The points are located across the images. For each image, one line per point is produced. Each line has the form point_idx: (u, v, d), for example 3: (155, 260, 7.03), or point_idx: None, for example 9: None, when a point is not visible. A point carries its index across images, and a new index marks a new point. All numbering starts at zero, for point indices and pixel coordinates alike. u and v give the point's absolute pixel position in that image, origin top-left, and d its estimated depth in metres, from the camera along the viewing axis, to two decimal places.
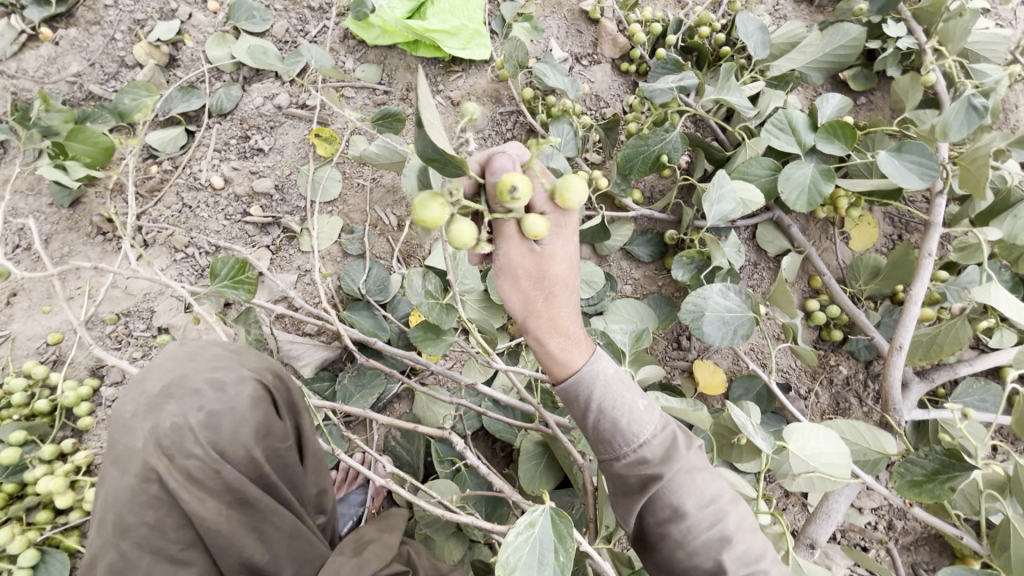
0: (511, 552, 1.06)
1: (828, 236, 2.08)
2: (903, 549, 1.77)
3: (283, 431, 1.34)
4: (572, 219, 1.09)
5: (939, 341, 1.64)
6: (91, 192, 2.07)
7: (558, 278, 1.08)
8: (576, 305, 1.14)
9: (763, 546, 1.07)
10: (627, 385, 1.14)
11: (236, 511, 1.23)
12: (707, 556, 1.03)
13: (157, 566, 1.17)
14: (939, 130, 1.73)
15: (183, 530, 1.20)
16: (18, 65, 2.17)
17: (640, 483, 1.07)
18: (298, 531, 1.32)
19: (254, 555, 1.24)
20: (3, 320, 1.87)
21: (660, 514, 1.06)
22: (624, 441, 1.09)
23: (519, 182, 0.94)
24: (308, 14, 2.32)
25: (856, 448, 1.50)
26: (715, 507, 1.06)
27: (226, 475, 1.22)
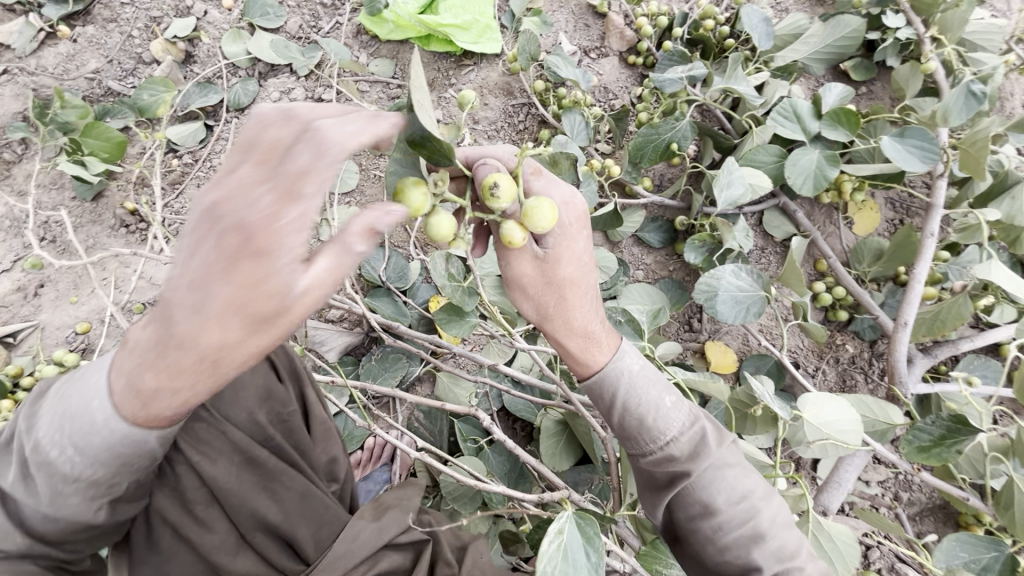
0: (546, 560, 1.01)
1: (832, 221, 2.15)
2: (910, 520, 1.83)
3: (286, 395, 1.44)
4: (576, 217, 1.04)
5: (941, 317, 1.70)
6: (113, 185, 2.12)
7: (568, 279, 1.06)
8: (593, 305, 1.12)
9: (797, 541, 1.08)
10: (652, 381, 1.13)
11: (248, 471, 1.34)
12: (740, 550, 1.04)
13: (181, 523, 1.26)
14: (940, 115, 1.79)
15: (201, 489, 1.29)
16: (38, 63, 2.21)
17: (667, 479, 1.09)
18: (309, 492, 1.42)
19: (270, 513, 1.35)
20: (31, 311, 1.95)
21: (691, 509, 1.07)
22: (649, 438, 1.09)
23: (499, 185, 0.89)
24: (321, 11, 2.37)
25: (865, 420, 1.57)
26: (747, 504, 1.06)
27: (232, 436, 1.31)
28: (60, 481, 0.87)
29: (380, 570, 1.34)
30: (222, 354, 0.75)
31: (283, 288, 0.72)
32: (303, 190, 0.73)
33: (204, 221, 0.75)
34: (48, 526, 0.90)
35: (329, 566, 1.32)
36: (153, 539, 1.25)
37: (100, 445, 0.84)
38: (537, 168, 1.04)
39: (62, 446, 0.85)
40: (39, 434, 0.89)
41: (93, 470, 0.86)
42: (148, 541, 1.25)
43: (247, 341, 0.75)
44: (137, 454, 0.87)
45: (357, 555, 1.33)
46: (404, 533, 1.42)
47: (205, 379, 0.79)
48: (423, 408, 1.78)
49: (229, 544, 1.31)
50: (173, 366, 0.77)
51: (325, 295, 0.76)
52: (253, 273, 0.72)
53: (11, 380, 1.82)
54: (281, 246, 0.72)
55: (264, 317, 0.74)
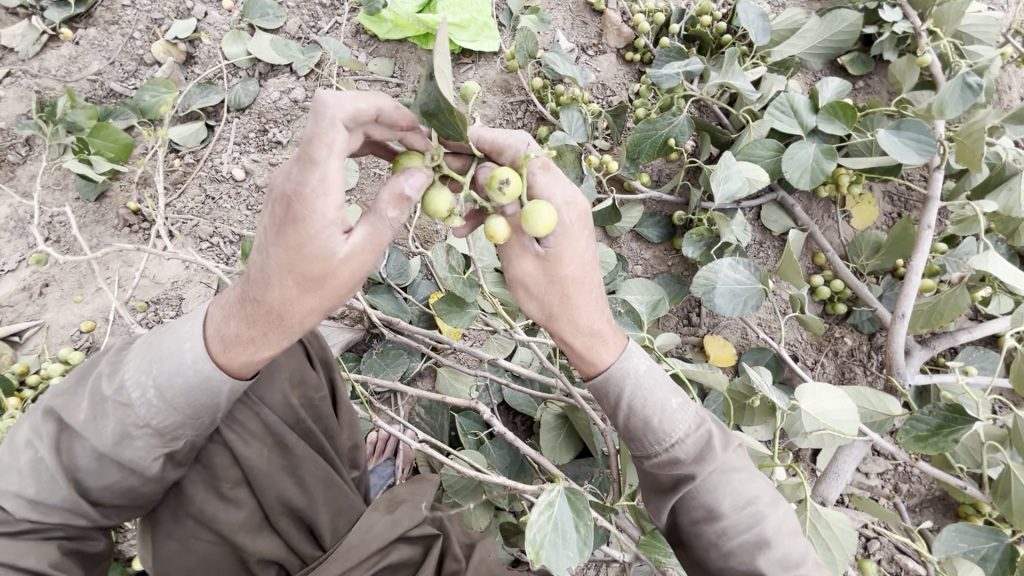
0: (536, 530, 1.03)
1: (830, 215, 2.16)
2: (909, 511, 1.85)
3: (317, 380, 1.50)
4: (578, 216, 1.00)
5: (939, 309, 1.71)
6: (116, 185, 2.14)
7: (570, 279, 1.04)
8: (598, 305, 1.09)
9: (802, 548, 1.08)
10: (659, 382, 1.13)
11: (277, 454, 1.40)
12: (745, 556, 1.04)
13: (211, 501, 1.32)
14: (936, 108, 1.79)
15: (232, 469, 1.34)
16: (41, 65, 2.23)
17: (672, 481, 1.10)
18: (331, 480, 1.46)
19: (294, 497, 1.40)
20: (37, 309, 1.97)
21: (694, 513, 1.08)
22: (654, 440, 1.11)
23: (501, 178, 0.90)
24: (320, 11, 2.39)
25: (863, 411, 1.58)
26: (752, 510, 1.06)
27: (265, 418, 1.37)
28: (134, 426, 1.05)
29: (390, 563, 1.37)
30: (284, 308, 0.94)
31: (325, 252, 0.88)
32: (323, 160, 0.85)
33: (267, 197, 0.92)
34: (108, 470, 1.07)
35: (342, 556, 1.35)
36: (184, 514, 1.31)
37: (177, 389, 1.04)
38: (545, 162, 1.00)
39: (143, 388, 1.05)
40: (116, 384, 1.07)
41: (163, 416, 1.06)
42: (180, 515, 1.31)
43: (305, 294, 0.93)
44: (205, 403, 1.07)
45: (371, 545, 1.36)
46: (417, 526, 1.43)
47: (272, 327, 0.98)
48: (425, 402, 1.79)
49: (253, 525, 1.37)
50: (248, 313, 0.97)
51: (366, 258, 0.91)
52: (299, 239, 0.88)
53: (17, 378, 1.85)
54: (321, 215, 0.86)
55: (314, 275, 0.91)
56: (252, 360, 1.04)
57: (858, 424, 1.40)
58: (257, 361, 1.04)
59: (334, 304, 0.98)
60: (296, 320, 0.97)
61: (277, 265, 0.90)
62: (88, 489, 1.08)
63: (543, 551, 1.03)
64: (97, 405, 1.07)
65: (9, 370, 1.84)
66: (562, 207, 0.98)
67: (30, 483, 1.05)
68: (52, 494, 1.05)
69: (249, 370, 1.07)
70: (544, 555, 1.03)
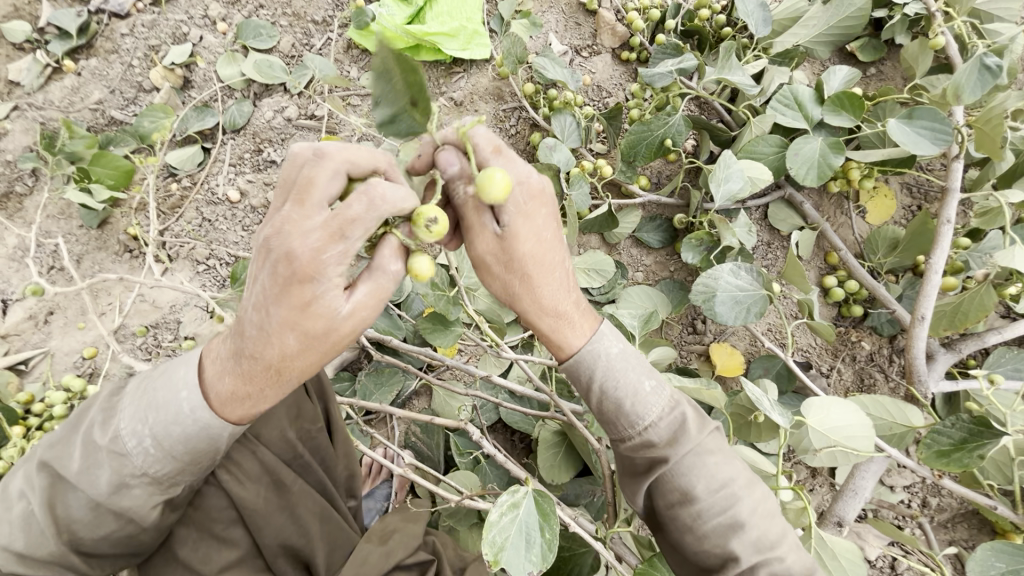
0: (497, 531, 1.10)
1: (843, 211, 2.04)
2: (939, 527, 1.73)
3: (314, 413, 1.42)
4: (532, 195, 0.97)
5: (963, 309, 1.59)
6: (117, 212, 2.17)
7: (529, 256, 0.98)
8: (564, 282, 1.04)
9: (779, 531, 1.03)
10: (632, 364, 1.06)
11: (273, 492, 1.32)
12: (718, 538, 1.00)
13: (204, 541, 1.25)
14: (952, 92, 1.67)
15: (227, 510, 1.27)
16: (45, 97, 2.26)
17: (645, 465, 1.05)
18: (327, 515, 1.41)
19: (292, 536, 1.33)
20: (41, 338, 2.01)
21: (669, 497, 1.03)
22: (628, 423, 1.04)
23: (428, 217, 0.91)
24: (312, 28, 2.39)
25: (882, 422, 1.47)
26: (727, 492, 1.01)
27: (263, 457, 1.30)
28: (131, 475, 1.00)
29: None
30: (284, 363, 0.90)
31: (331, 314, 0.87)
32: (352, 236, 0.84)
33: (262, 252, 0.87)
34: (107, 519, 1.02)
35: None
36: (173, 558, 1.23)
37: (174, 439, 0.98)
38: (497, 145, 0.97)
39: (139, 437, 0.99)
40: (108, 432, 1.01)
41: (162, 465, 1.00)
42: (167, 558, 1.23)
43: (308, 357, 0.91)
44: (203, 449, 1.01)
45: None
46: (413, 555, 1.38)
47: (266, 387, 0.93)
48: (419, 422, 1.75)
49: (246, 564, 1.30)
50: (237, 370, 0.93)
51: (376, 311, 0.92)
52: (302, 299, 0.85)
53: (23, 407, 1.88)
54: (328, 278, 0.85)
55: (317, 332, 0.88)
56: (247, 415, 0.99)
57: (873, 439, 1.32)
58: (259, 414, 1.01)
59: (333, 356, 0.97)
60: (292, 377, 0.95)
61: (279, 327, 0.87)
62: (84, 540, 1.03)
63: (504, 553, 1.10)
64: (90, 454, 1.01)
65: (15, 399, 1.87)
66: (515, 185, 0.96)
67: (20, 536, 1.01)
68: (44, 545, 1.01)
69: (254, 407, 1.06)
70: (504, 556, 1.09)
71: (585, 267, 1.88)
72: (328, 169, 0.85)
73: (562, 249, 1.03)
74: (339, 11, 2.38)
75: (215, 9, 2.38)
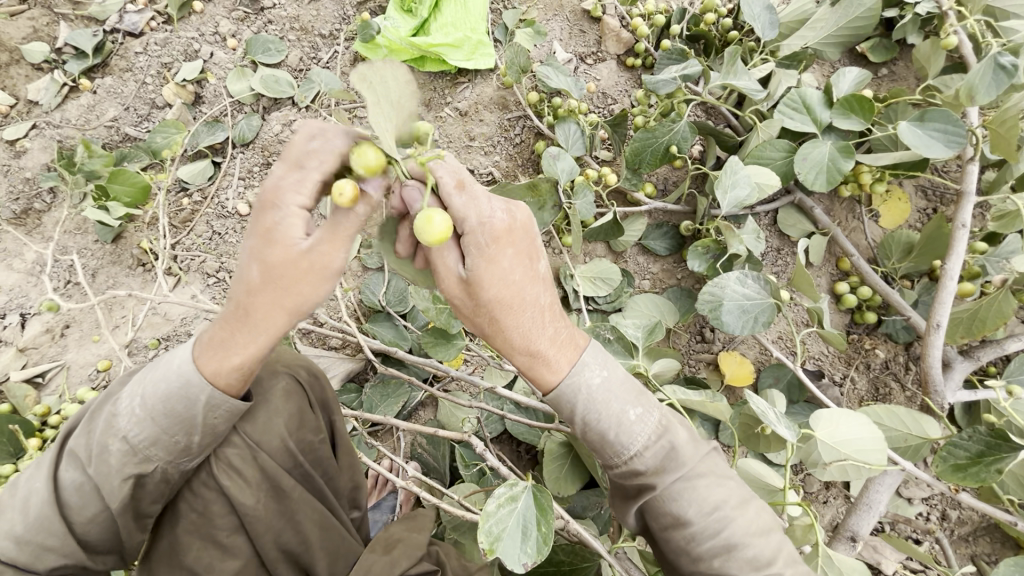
0: (494, 521, 1.11)
1: (855, 216, 1.99)
2: (960, 541, 1.70)
3: (316, 424, 1.39)
4: (495, 236, 0.95)
5: (981, 316, 1.54)
6: (130, 227, 2.21)
7: (495, 301, 0.98)
8: (536, 322, 1.01)
9: (775, 547, 1.01)
10: (615, 395, 1.03)
11: (273, 500, 1.29)
12: (714, 560, 0.98)
13: (207, 549, 1.26)
14: (965, 93, 1.62)
15: (226, 518, 1.25)
16: (62, 116, 2.31)
17: (634, 489, 1.04)
18: (327, 523, 1.38)
19: (291, 542, 1.33)
20: (58, 351, 2.07)
21: (662, 520, 1.02)
22: (613, 453, 1.03)
23: (365, 154, 0.93)
24: (319, 42, 2.42)
25: (895, 434, 1.44)
26: (719, 515, 0.99)
27: (263, 463, 1.26)
28: (114, 439, 1.07)
29: None
30: (246, 300, 0.99)
31: (287, 243, 0.94)
32: (308, 166, 0.94)
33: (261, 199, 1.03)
34: (93, 498, 1.08)
35: None
36: (176, 563, 1.26)
37: (158, 396, 1.06)
38: (460, 180, 0.97)
39: (130, 400, 1.08)
40: (111, 403, 1.12)
41: (140, 429, 1.06)
42: (173, 564, 1.26)
43: (267, 287, 0.97)
44: (182, 414, 1.07)
45: None
46: (416, 565, 1.35)
47: (237, 331, 1.02)
48: (425, 433, 1.76)
49: (250, 572, 1.30)
50: (223, 312, 1.03)
51: (333, 248, 0.95)
52: (264, 226, 0.95)
53: (39, 419, 1.93)
54: (287, 206, 0.94)
55: (275, 267, 0.95)
56: (220, 368, 1.05)
57: (886, 453, 1.29)
58: (227, 367, 1.05)
59: (299, 303, 0.99)
60: (256, 315, 0.99)
61: (247, 254, 0.97)
62: (74, 523, 1.08)
63: (501, 542, 1.10)
64: (92, 423, 1.12)
65: (32, 412, 1.93)
66: (476, 227, 0.95)
67: (16, 518, 1.06)
68: (43, 531, 1.05)
69: (238, 388, 1.09)
70: (500, 546, 1.10)
71: (591, 276, 1.88)
72: (301, 125, 0.97)
73: (534, 287, 1.01)
74: (345, 24, 2.41)
75: (225, 26, 2.42)
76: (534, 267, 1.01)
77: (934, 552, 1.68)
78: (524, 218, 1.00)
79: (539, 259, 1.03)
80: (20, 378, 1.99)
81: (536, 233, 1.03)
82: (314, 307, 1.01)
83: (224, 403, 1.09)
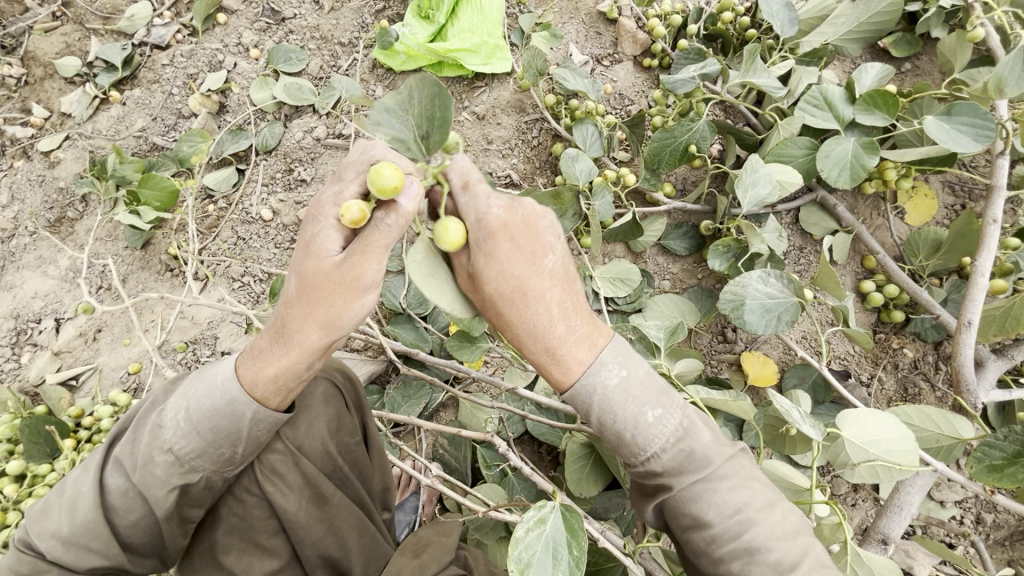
0: (524, 547, 1.11)
1: (880, 213, 1.95)
2: (996, 545, 1.66)
3: (353, 425, 1.40)
4: (491, 232, 1.00)
5: (1015, 314, 1.48)
6: (159, 233, 2.27)
7: (495, 294, 1.02)
8: (542, 317, 1.02)
9: (801, 549, 1.00)
10: (633, 395, 1.02)
11: (314, 505, 1.30)
12: (735, 563, 0.98)
13: (247, 550, 1.28)
14: (994, 86, 1.58)
15: (269, 520, 1.28)
16: (93, 127, 2.39)
17: (652, 489, 1.05)
18: (365, 527, 1.41)
19: (331, 548, 1.33)
20: (90, 354, 2.14)
21: (682, 521, 1.02)
22: (630, 453, 1.03)
23: (382, 174, 0.91)
24: (339, 50, 2.46)
25: (927, 435, 1.41)
26: (742, 517, 0.98)
27: (305, 469, 1.28)
28: (158, 450, 1.10)
29: None
30: (282, 314, 1.05)
31: (320, 254, 0.99)
32: (347, 177, 1.02)
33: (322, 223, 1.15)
34: (138, 508, 1.10)
35: None
36: (217, 565, 1.28)
37: (203, 412, 1.09)
38: (466, 179, 1.02)
39: (175, 412, 1.11)
40: (155, 414, 1.14)
41: (186, 442, 1.09)
42: (214, 566, 1.28)
43: (300, 300, 1.02)
44: (227, 429, 1.10)
45: None
46: (447, 569, 1.35)
47: (274, 346, 1.07)
48: (447, 435, 1.77)
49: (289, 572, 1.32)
50: (268, 322, 1.09)
51: (363, 260, 0.97)
52: (305, 240, 1.02)
53: (74, 421, 2.01)
54: (323, 219, 1.00)
55: (314, 283, 1.00)
56: (256, 379, 1.08)
57: (918, 454, 1.26)
58: (263, 380, 1.08)
59: (332, 319, 1.02)
60: (290, 330, 1.04)
61: (290, 268, 1.03)
62: (119, 527, 1.10)
63: (531, 569, 1.10)
64: (138, 430, 1.15)
65: (67, 413, 2.01)
66: (473, 225, 1.01)
67: (66, 520, 1.09)
68: (88, 533, 1.08)
69: (275, 402, 1.11)
70: (532, 571, 1.10)
71: (610, 277, 1.87)
72: (357, 146, 1.08)
73: (539, 281, 1.01)
74: (364, 32, 2.44)
75: (248, 37, 2.48)
76: (536, 263, 1.01)
77: (969, 556, 1.65)
78: (524, 214, 1.02)
79: (544, 254, 1.02)
80: (55, 381, 2.07)
81: (540, 230, 1.03)
82: (347, 323, 1.03)
83: (269, 417, 1.12)
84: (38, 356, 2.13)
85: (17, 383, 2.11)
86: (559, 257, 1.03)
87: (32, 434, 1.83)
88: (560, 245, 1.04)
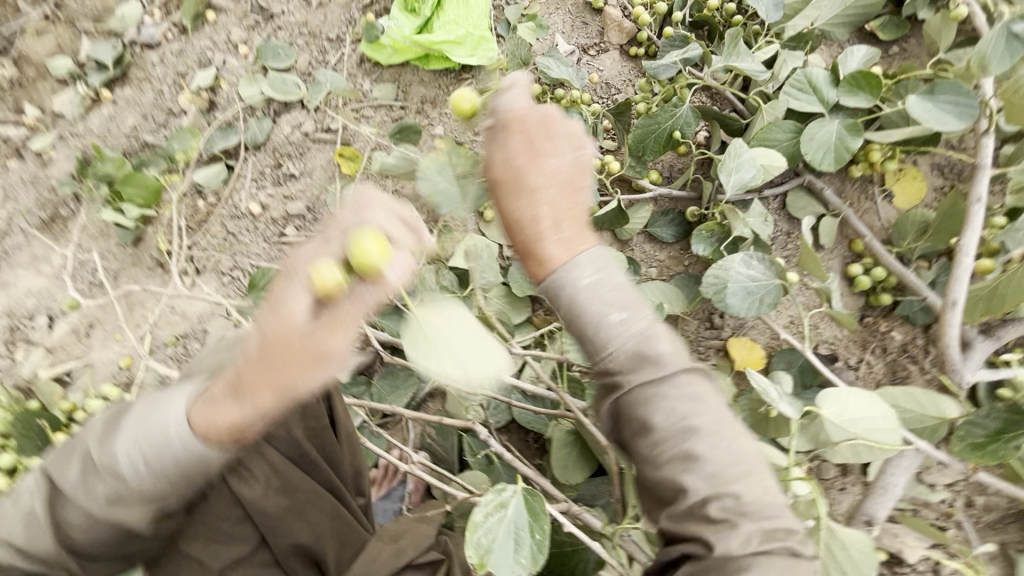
0: (484, 532, 1.11)
1: (867, 196, 1.93)
2: (986, 528, 1.65)
3: (319, 410, 1.43)
4: (500, 120, 1.04)
5: (1001, 293, 1.46)
6: (150, 229, 2.29)
7: (485, 175, 1.05)
8: (525, 206, 1.01)
9: (748, 466, 0.99)
10: (602, 296, 1.01)
11: (282, 495, 1.33)
12: (674, 467, 0.98)
13: (213, 542, 1.28)
14: (977, 63, 1.56)
15: (234, 509, 1.29)
16: (85, 126, 2.41)
17: (606, 389, 1.04)
18: (337, 513, 1.43)
19: (303, 536, 1.35)
20: (83, 350, 2.17)
21: (631, 425, 1.02)
22: (590, 349, 1.03)
23: (365, 245, 0.83)
24: (327, 45, 2.45)
25: (913, 416, 1.39)
26: (685, 424, 0.99)
27: (270, 457, 1.32)
28: None
29: None
30: (229, 387, 0.92)
31: (282, 322, 0.86)
32: (332, 236, 0.90)
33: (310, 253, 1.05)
34: (93, 528, 1.06)
35: None
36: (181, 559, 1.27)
37: None
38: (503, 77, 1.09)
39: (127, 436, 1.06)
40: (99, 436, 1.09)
41: None
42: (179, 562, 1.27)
43: (254, 368, 0.88)
44: None
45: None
46: (424, 553, 1.39)
47: (227, 418, 0.94)
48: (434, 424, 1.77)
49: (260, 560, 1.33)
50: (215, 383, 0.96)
51: (331, 333, 0.86)
52: (274, 299, 0.89)
53: (66, 415, 2.03)
54: (296, 280, 0.87)
55: (268, 355, 0.86)
56: (201, 436, 0.95)
57: (899, 433, 1.26)
58: (204, 436, 0.97)
59: (284, 395, 0.88)
60: (233, 401, 0.90)
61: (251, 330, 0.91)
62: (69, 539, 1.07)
63: (492, 555, 1.10)
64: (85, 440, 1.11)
65: (59, 408, 2.03)
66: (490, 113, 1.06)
67: (12, 532, 1.06)
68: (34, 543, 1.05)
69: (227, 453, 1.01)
70: (492, 558, 1.10)
71: None
72: (352, 198, 0.95)
73: (534, 175, 1.01)
74: (351, 26, 2.44)
75: (237, 34, 2.47)
76: (541, 155, 1.02)
77: (958, 538, 1.64)
78: (544, 113, 1.04)
79: (550, 150, 1.02)
80: (49, 376, 2.10)
81: (555, 131, 1.04)
82: (302, 400, 0.89)
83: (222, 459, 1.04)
84: (32, 352, 2.16)
85: (12, 379, 2.13)
86: (565, 159, 1.03)
87: (24, 428, 1.83)
88: (571, 152, 1.04)
